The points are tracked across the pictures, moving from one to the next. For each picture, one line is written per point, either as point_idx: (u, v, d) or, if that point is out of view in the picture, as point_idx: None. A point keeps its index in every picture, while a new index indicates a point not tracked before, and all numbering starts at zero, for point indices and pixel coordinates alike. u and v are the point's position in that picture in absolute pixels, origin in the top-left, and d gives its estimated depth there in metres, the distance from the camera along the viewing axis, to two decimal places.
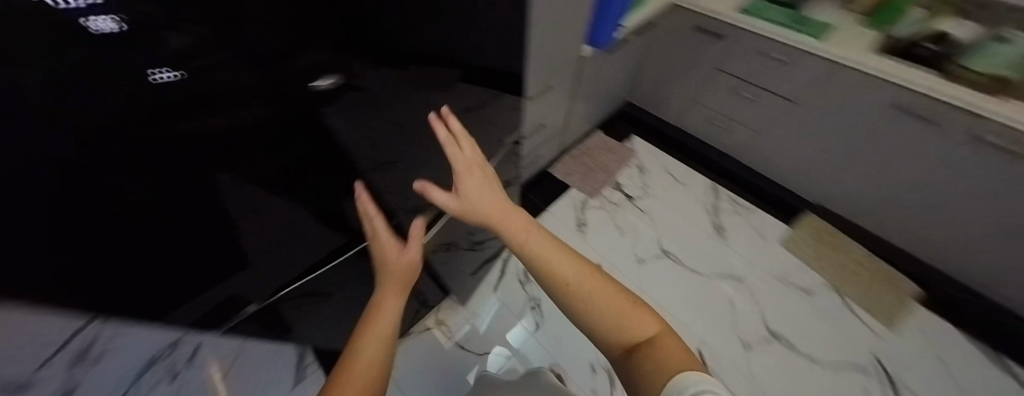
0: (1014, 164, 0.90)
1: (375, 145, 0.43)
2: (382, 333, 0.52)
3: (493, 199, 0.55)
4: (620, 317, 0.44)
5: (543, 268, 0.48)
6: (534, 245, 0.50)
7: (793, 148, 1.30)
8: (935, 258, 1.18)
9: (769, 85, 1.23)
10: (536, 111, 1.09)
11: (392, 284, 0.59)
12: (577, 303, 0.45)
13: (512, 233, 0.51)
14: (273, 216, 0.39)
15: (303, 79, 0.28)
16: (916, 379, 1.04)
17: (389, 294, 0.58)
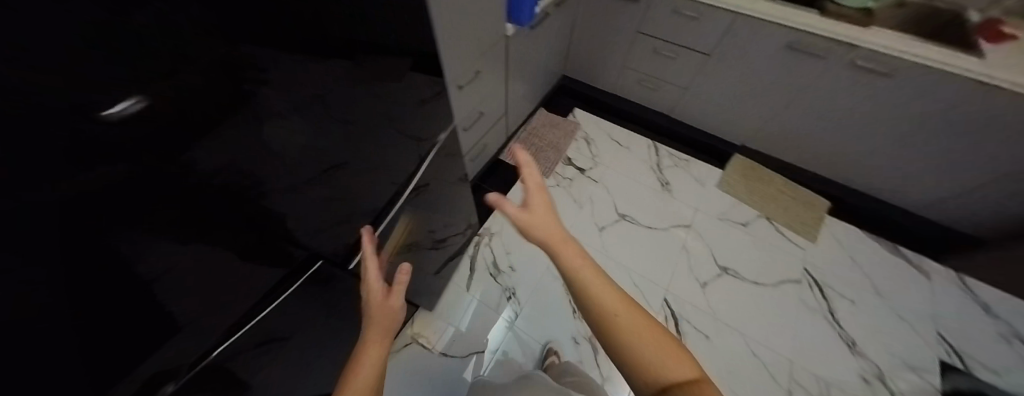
0: (884, 84, 1.04)
1: (344, 157, 0.38)
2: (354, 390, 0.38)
3: (549, 217, 0.57)
4: (665, 358, 0.42)
5: (594, 300, 0.47)
6: (589, 278, 0.49)
7: (714, 97, 1.41)
8: (840, 175, 1.37)
9: (685, 42, 1.29)
10: (472, 99, 1.04)
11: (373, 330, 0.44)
12: (626, 343, 0.43)
13: (565, 258, 0.52)
14: (272, 252, 0.33)
15: (196, 78, 0.21)
16: (837, 280, 1.21)
17: (370, 342, 0.43)
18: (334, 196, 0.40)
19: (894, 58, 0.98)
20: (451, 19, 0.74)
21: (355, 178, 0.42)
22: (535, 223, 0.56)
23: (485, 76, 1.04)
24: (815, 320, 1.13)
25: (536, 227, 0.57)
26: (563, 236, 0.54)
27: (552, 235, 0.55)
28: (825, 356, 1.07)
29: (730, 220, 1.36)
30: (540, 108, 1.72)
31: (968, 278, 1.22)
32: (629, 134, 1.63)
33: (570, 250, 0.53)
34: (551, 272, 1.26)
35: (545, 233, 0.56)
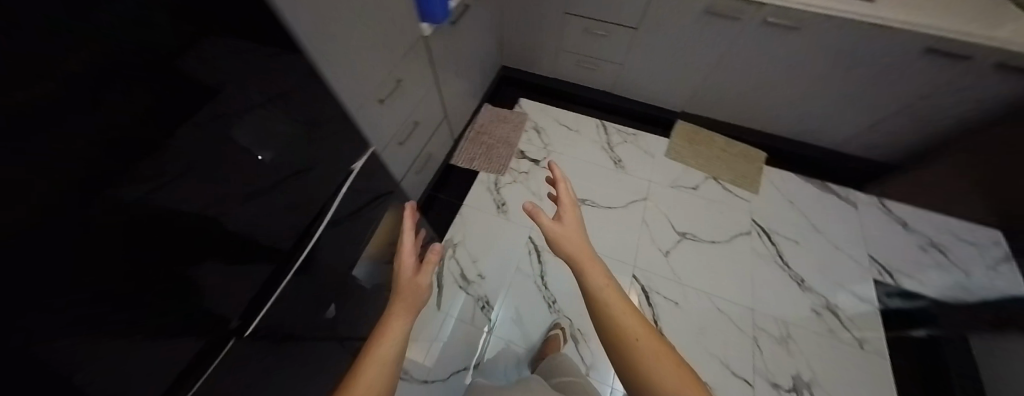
0: (795, 37, 1.10)
1: (268, 149, 0.36)
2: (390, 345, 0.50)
3: (576, 233, 0.76)
4: (661, 364, 0.56)
5: (607, 301, 0.65)
6: (607, 291, 0.66)
7: (650, 68, 1.42)
8: (771, 127, 1.46)
9: (611, 18, 1.28)
10: (400, 109, 0.96)
11: (401, 301, 0.58)
12: (628, 342, 0.59)
13: (588, 270, 0.70)
14: (235, 245, 0.34)
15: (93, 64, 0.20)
16: (781, 225, 1.30)
17: (399, 310, 0.57)
18: (271, 192, 0.38)
19: (799, 11, 1.03)
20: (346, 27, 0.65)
21: (292, 172, 0.41)
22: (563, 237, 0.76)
23: (410, 82, 0.96)
24: (768, 267, 1.21)
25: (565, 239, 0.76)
26: (589, 255, 0.72)
27: (578, 248, 0.74)
28: (781, 298, 1.15)
29: (682, 186, 1.40)
30: (485, 104, 1.66)
31: (888, 201, 1.36)
32: (577, 117, 1.62)
33: (593, 265, 0.71)
34: (521, 272, 1.24)
35: (572, 246, 0.75)
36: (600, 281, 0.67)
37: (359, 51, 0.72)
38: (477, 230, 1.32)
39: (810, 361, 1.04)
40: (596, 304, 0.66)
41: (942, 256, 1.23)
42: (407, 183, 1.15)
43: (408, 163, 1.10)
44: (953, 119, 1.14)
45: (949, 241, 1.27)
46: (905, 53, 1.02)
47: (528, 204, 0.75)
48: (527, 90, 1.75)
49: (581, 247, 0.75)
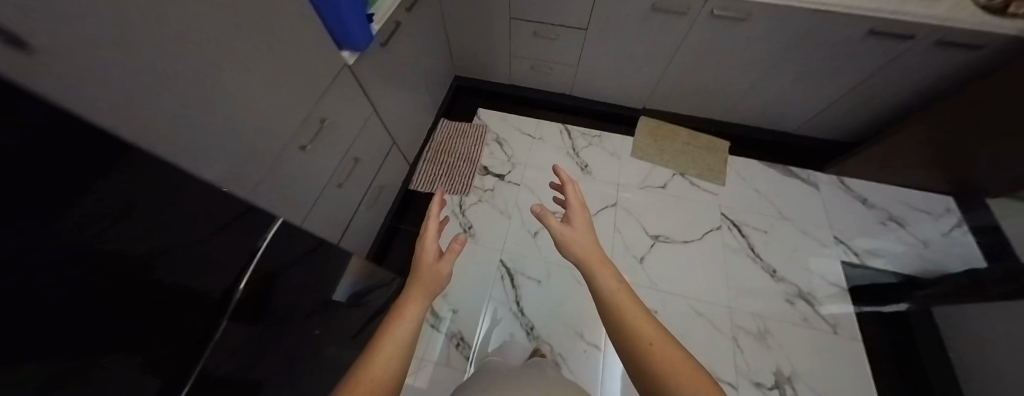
0: (744, 27, 1.07)
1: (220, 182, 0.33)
2: (406, 327, 0.60)
3: (586, 236, 0.81)
4: (676, 367, 0.54)
5: (615, 300, 0.65)
6: (619, 294, 0.67)
7: (606, 67, 1.36)
8: (733, 115, 1.44)
9: (560, 21, 1.21)
10: (331, 149, 0.85)
11: (418, 289, 0.69)
12: (638, 344, 0.58)
13: (598, 272, 0.72)
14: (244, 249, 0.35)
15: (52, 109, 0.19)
16: (749, 215, 1.30)
17: (414, 297, 0.67)
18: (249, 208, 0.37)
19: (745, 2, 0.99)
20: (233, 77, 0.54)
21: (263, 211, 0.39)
22: (573, 240, 0.80)
23: (338, 118, 0.85)
24: (741, 261, 1.20)
25: (574, 242, 0.80)
26: (599, 257, 0.75)
27: (587, 250, 0.77)
28: (756, 293, 1.14)
29: (650, 186, 1.37)
30: (441, 118, 1.56)
31: (846, 179, 1.39)
32: (538, 123, 1.55)
33: (600, 264, 0.74)
34: (495, 300, 1.16)
35: (581, 249, 0.79)
36: (610, 282, 0.68)
37: (260, 99, 0.61)
38: None
39: (789, 355, 1.04)
40: (604, 306, 0.67)
41: (901, 228, 1.27)
42: (358, 223, 1.05)
43: (354, 204, 0.99)
44: (901, 94, 1.15)
45: (907, 213, 1.31)
46: (852, 35, 1.01)
47: (538, 209, 0.82)
48: (485, 99, 1.66)
49: (591, 250, 0.78)
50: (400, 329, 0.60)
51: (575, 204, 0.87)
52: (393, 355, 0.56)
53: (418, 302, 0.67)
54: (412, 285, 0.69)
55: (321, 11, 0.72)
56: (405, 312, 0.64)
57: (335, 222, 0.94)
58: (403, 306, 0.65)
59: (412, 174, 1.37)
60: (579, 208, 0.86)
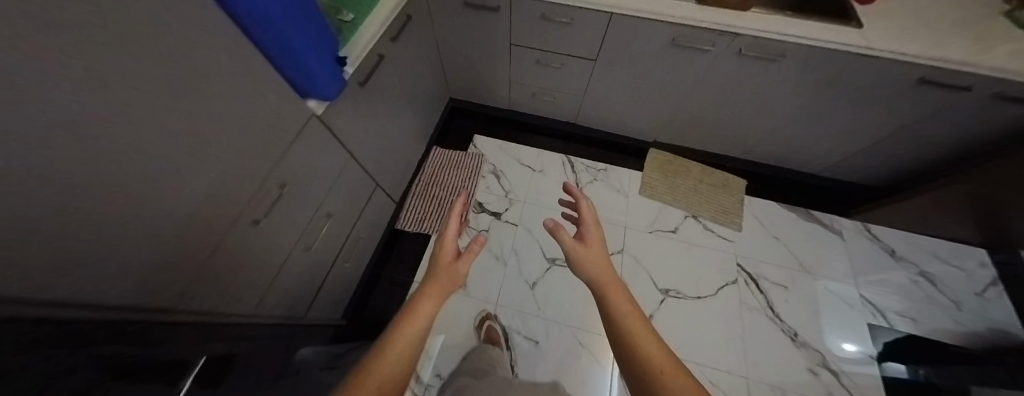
0: (776, 68, 0.95)
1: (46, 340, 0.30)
2: (418, 328, 0.53)
3: (600, 256, 0.70)
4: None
5: (629, 329, 0.56)
6: (634, 323, 0.57)
7: (616, 97, 1.23)
8: (752, 153, 1.32)
9: (567, 50, 1.08)
10: (296, 212, 0.72)
11: (434, 287, 0.62)
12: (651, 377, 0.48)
13: (611, 297, 0.62)
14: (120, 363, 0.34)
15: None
16: (767, 267, 1.19)
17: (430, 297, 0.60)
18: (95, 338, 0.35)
19: (781, 43, 0.87)
20: (159, 173, 0.41)
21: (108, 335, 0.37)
22: (586, 260, 0.70)
23: (305, 176, 0.72)
24: (759, 323, 1.09)
25: (588, 263, 0.70)
26: (613, 279, 0.65)
27: (602, 273, 0.66)
28: (776, 362, 1.03)
29: (660, 231, 1.26)
30: (433, 146, 1.42)
31: (872, 227, 1.28)
32: (539, 154, 1.42)
33: (615, 289, 0.64)
34: None
35: (596, 272, 0.68)
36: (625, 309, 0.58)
37: (199, 184, 0.48)
38: None
39: None
40: (618, 336, 0.57)
41: (929, 285, 1.18)
42: (333, 282, 0.92)
43: (327, 263, 0.87)
44: (943, 145, 1.04)
45: (936, 268, 1.22)
46: (899, 83, 0.89)
47: (549, 222, 0.73)
48: (481, 124, 1.52)
49: (606, 273, 0.67)
50: (411, 325, 0.53)
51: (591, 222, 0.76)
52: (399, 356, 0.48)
53: (433, 301, 0.59)
54: (426, 283, 0.61)
55: (282, 62, 0.59)
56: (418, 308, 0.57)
57: (303, 290, 0.81)
58: (415, 305, 0.57)
59: (399, 212, 1.24)
60: (593, 224, 0.75)
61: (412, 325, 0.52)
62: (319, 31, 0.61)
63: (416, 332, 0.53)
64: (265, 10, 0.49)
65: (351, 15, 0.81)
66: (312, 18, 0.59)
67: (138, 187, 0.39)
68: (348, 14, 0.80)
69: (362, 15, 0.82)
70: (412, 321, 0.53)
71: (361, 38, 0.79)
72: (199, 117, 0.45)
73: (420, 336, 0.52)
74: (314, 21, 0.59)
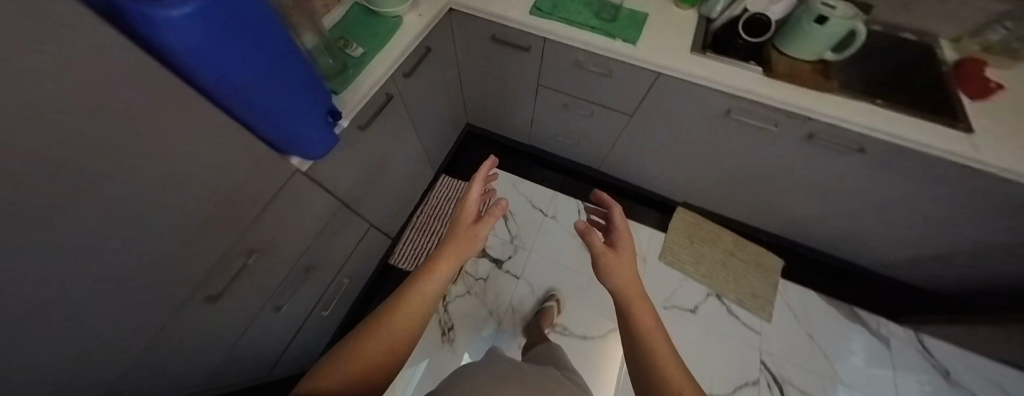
0: (847, 159, 0.80)
1: None
2: (434, 290, 0.56)
3: (628, 265, 0.65)
4: None
5: (649, 343, 0.52)
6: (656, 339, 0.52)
7: (650, 152, 1.09)
8: (794, 233, 1.17)
9: (600, 100, 0.96)
10: (266, 273, 0.63)
11: (453, 251, 0.62)
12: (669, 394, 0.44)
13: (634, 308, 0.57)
14: None
15: None
16: (796, 370, 1.04)
17: (449, 259, 0.61)
18: None
19: (861, 135, 0.72)
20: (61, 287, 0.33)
21: None
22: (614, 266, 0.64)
23: (279, 234, 0.63)
24: None
25: (615, 270, 0.64)
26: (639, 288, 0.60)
27: (628, 281, 0.61)
28: None
29: (676, 308, 1.12)
30: (441, 174, 1.32)
31: (926, 337, 1.10)
32: (555, 198, 1.30)
33: (640, 305, 0.58)
34: None
35: (621, 280, 0.62)
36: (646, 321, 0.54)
37: (133, 276, 0.41)
38: (413, 375, 0.99)
39: None
40: (636, 348, 0.53)
41: None
42: (306, 331, 0.84)
43: (303, 315, 0.79)
44: None
45: None
46: (1002, 202, 0.73)
47: (579, 223, 0.69)
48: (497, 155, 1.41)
49: (632, 285, 0.62)
50: (428, 287, 0.56)
51: (622, 226, 0.72)
52: (418, 312, 0.53)
53: (452, 260, 0.61)
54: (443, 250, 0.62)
55: (257, 128, 0.49)
56: (437, 269, 0.59)
57: (268, 345, 0.73)
58: (435, 263, 0.60)
59: (395, 246, 1.15)
60: (625, 231, 0.71)
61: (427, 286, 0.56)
62: (308, 86, 0.52)
63: (431, 290, 0.56)
64: (230, 78, 0.40)
65: (361, 49, 0.72)
66: (300, 73, 0.49)
67: (32, 314, 0.31)
68: (356, 48, 0.71)
69: (373, 48, 0.73)
70: (431, 280, 0.56)
71: (369, 75, 0.70)
72: (136, 209, 0.37)
73: (436, 294, 0.56)
74: (303, 76, 0.50)
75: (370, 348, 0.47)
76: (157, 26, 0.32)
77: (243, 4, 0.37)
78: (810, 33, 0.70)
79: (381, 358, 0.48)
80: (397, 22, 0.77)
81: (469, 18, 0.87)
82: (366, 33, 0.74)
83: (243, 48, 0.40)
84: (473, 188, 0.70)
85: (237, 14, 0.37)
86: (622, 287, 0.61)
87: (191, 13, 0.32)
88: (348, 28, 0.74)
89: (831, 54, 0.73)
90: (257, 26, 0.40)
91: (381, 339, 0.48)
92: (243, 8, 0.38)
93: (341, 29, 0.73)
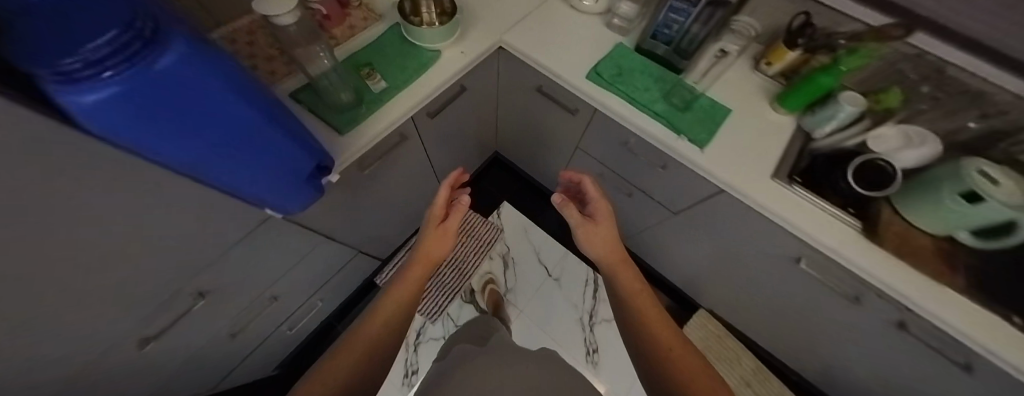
0: (942, 365, 0.61)
1: None
2: (405, 295, 0.60)
3: (606, 233, 0.67)
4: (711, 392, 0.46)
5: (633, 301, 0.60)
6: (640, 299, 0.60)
7: (686, 253, 0.93)
8: (833, 390, 0.97)
9: (643, 187, 0.82)
10: (227, 302, 0.60)
11: (422, 260, 0.66)
12: (656, 354, 0.51)
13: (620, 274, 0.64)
14: None
15: None
16: None
17: (419, 267, 0.65)
18: None
19: (977, 355, 0.53)
20: None
21: None
22: (592, 239, 0.67)
23: (244, 269, 0.58)
24: None
25: (592, 241, 0.67)
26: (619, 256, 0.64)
27: (610, 250, 0.65)
28: None
29: None
30: None
31: None
32: (565, 258, 1.17)
33: (625, 270, 0.65)
34: None
35: (602, 249, 0.67)
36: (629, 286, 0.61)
37: (43, 327, 0.37)
38: None
39: None
40: (626, 309, 0.61)
41: None
42: (264, 349, 0.80)
43: (267, 334, 0.76)
44: None
45: None
46: None
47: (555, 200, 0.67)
48: (518, 192, 1.30)
49: (615, 251, 0.67)
50: (398, 294, 0.60)
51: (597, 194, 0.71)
52: (391, 320, 0.56)
53: (422, 268, 0.65)
54: (416, 258, 0.66)
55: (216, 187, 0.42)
56: (408, 278, 0.63)
57: (221, 361, 0.71)
58: (406, 273, 0.64)
59: (384, 267, 1.03)
60: (600, 197, 0.71)
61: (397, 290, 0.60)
62: (290, 148, 0.43)
63: (402, 297, 0.60)
64: (171, 150, 0.32)
65: (384, 83, 0.64)
66: (281, 137, 0.41)
67: None
68: (379, 81, 0.63)
69: (398, 82, 0.64)
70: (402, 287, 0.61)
71: (384, 114, 0.62)
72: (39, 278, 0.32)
73: (406, 301, 0.60)
74: (284, 139, 0.42)
75: (344, 354, 0.49)
76: (56, 107, 0.24)
77: (208, 80, 0.30)
78: (941, 213, 0.53)
79: (365, 363, 0.49)
80: (434, 56, 0.68)
81: (518, 62, 0.77)
82: (396, 64, 0.66)
83: (197, 121, 0.32)
84: (438, 193, 0.71)
85: (194, 90, 0.29)
86: (606, 255, 0.66)
87: (114, 96, 0.24)
88: (379, 54, 0.67)
89: (967, 234, 0.54)
90: (225, 96, 0.32)
91: (354, 348, 0.51)
92: (206, 83, 0.30)
93: (371, 55, 0.66)
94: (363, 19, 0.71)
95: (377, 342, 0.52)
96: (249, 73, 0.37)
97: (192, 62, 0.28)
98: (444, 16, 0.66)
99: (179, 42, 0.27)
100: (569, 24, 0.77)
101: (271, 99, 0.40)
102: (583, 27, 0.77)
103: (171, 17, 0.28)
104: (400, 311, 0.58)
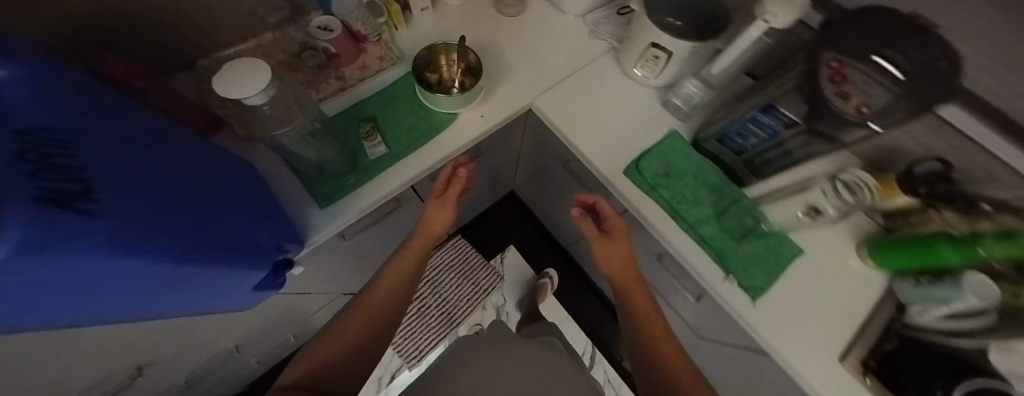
0: None
1: None
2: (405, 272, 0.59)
3: (623, 253, 0.58)
4: None
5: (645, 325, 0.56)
6: (651, 320, 0.57)
7: (703, 368, 0.80)
8: None
9: (665, 295, 0.71)
10: (185, 356, 0.56)
11: (422, 237, 0.61)
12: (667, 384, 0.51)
13: (631, 294, 0.59)
14: None
15: None
16: None
17: (421, 243, 0.61)
18: None
19: None
20: None
21: None
22: (606, 257, 0.58)
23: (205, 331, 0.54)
24: None
25: (606, 260, 0.58)
26: (635, 280, 0.57)
27: (624, 273, 0.58)
28: None
29: None
30: (458, 235, 1.16)
31: None
32: (564, 323, 1.10)
33: (637, 290, 0.59)
34: None
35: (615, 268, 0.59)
36: (642, 309, 0.57)
37: None
38: None
39: None
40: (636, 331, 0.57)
41: None
42: (232, 380, 0.78)
43: (237, 368, 0.74)
44: None
45: None
46: None
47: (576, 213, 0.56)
48: (529, 237, 1.19)
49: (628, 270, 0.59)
50: (398, 268, 0.59)
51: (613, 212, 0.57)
52: (392, 294, 0.58)
53: (424, 243, 0.61)
54: (418, 231, 0.59)
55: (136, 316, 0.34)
56: (409, 254, 0.60)
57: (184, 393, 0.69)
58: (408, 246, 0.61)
59: None
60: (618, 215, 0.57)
61: (398, 265, 0.58)
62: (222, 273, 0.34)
63: (404, 269, 0.59)
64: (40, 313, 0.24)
65: (384, 147, 0.54)
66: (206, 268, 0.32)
67: None
68: (379, 144, 0.54)
69: (400, 148, 0.55)
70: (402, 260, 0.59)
71: (377, 187, 0.53)
72: None
73: (408, 275, 0.60)
74: (205, 268, 0.32)
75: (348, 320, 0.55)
76: None
77: (86, 246, 0.21)
78: None
79: (372, 332, 0.55)
80: (449, 120, 0.58)
81: (546, 130, 0.66)
82: (405, 123, 0.57)
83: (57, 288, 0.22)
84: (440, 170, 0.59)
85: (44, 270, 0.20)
86: (620, 278, 0.58)
87: None
88: (388, 108, 0.58)
89: None
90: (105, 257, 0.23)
91: (359, 316, 0.55)
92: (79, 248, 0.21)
93: (379, 108, 0.58)
94: (381, 59, 0.62)
95: (380, 313, 0.56)
96: (143, 198, 0.26)
97: (58, 233, 0.19)
98: (469, 76, 0.55)
99: (35, 210, 0.18)
100: (615, 94, 0.64)
101: (188, 224, 0.31)
102: (632, 100, 0.64)
103: (21, 166, 0.19)
104: (401, 283, 0.59)
